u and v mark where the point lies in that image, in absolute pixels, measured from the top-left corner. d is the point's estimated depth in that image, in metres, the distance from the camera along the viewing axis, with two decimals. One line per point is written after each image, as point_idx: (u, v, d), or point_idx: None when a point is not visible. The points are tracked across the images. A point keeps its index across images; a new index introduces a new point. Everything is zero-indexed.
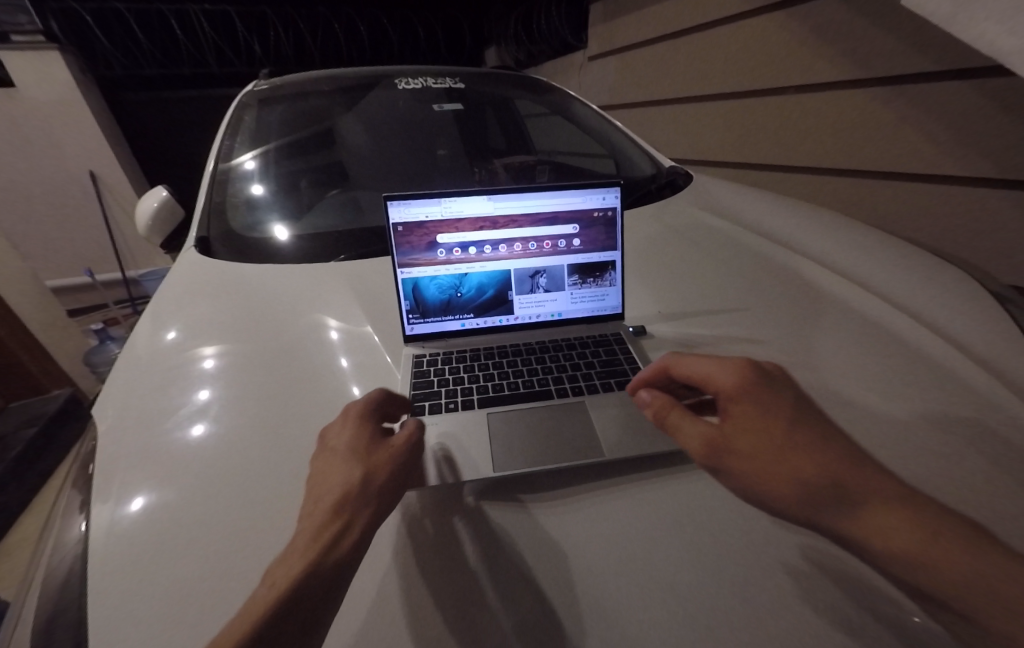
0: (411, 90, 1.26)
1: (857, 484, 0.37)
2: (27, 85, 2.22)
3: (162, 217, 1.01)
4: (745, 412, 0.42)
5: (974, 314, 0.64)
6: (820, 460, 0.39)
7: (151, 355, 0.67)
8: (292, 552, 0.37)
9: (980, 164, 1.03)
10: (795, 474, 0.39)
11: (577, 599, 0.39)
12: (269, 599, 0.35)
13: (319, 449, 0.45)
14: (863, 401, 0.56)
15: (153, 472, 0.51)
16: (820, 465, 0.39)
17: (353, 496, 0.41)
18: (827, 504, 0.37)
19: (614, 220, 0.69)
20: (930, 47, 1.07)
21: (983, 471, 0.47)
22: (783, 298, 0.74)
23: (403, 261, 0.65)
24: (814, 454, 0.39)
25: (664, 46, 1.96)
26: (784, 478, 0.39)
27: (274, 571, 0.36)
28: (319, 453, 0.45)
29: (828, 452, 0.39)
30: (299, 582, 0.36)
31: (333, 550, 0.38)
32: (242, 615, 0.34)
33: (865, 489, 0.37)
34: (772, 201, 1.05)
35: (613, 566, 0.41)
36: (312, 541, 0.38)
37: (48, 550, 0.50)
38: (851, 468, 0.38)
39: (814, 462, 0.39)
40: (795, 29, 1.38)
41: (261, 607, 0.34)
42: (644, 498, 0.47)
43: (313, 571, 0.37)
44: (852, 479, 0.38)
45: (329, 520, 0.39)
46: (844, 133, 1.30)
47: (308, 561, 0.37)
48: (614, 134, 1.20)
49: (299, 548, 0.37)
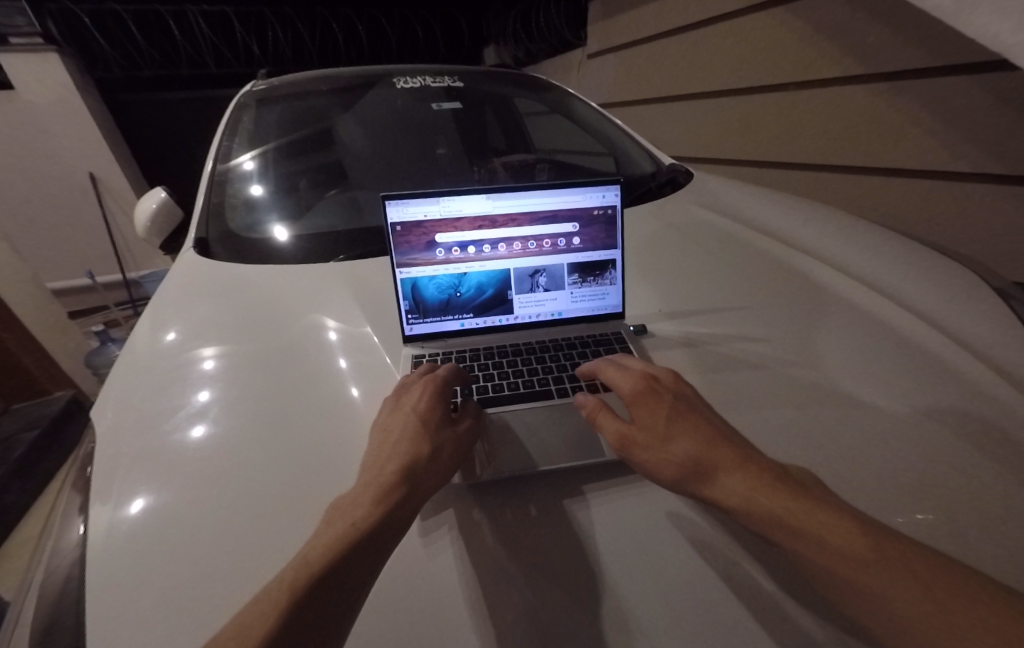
0: (409, 89, 1.26)
1: (723, 458, 0.42)
2: (26, 87, 2.22)
3: (161, 218, 1.01)
4: (641, 404, 0.48)
5: (975, 310, 0.64)
6: (690, 438, 0.44)
7: (151, 357, 0.67)
8: (371, 496, 0.41)
9: (980, 158, 1.03)
10: (668, 451, 0.44)
11: (568, 601, 0.40)
12: (351, 532, 0.38)
13: (394, 411, 0.50)
14: (867, 399, 0.55)
15: (153, 474, 0.50)
16: (690, 442, 0.43)
17: (425, 458, 0.45)
18: (698, 476, 0.42)
19: (614, 218, 0.69)
20: (932, 41, 1.06)
21: (990, 471, 0.46)
22: (784, 295, 0.73)
23: (401, 260, 0.65)
24: (704, 437, 0.44)
25: (663, 44, 1.96)
26: (661, 457, 0.44)
27: (354, 509, 0.40)
28: (395, 415, 0.49)
29: (699, 430, 0.44)
30: (376, 522, 0.39)
31: (404, 502, 0.42)
32: (326, 542, 0.37)
33: (730, 462, 0.41)
34: (773, 198, 1.04)
35: (605, 569, 0.42)
36: (389, 490, 0.42)
37: (47, 554, 0.49)
38: (717, 445, 0.43)
39: (685, 440, 0.44)
40: (795, 24, 1.37)
41: (343, 540, 0.38)
42: (638, 503, 0.47)
43: (387, 516, 0.40)
44: (718, 453, 0.42)
45: (404, 473, 0.43)
46: (845, 129, 1.29)
47: (384, 506, 0.41)
48: (613, 132, 1.20)
49: (377, 492, 0.41)
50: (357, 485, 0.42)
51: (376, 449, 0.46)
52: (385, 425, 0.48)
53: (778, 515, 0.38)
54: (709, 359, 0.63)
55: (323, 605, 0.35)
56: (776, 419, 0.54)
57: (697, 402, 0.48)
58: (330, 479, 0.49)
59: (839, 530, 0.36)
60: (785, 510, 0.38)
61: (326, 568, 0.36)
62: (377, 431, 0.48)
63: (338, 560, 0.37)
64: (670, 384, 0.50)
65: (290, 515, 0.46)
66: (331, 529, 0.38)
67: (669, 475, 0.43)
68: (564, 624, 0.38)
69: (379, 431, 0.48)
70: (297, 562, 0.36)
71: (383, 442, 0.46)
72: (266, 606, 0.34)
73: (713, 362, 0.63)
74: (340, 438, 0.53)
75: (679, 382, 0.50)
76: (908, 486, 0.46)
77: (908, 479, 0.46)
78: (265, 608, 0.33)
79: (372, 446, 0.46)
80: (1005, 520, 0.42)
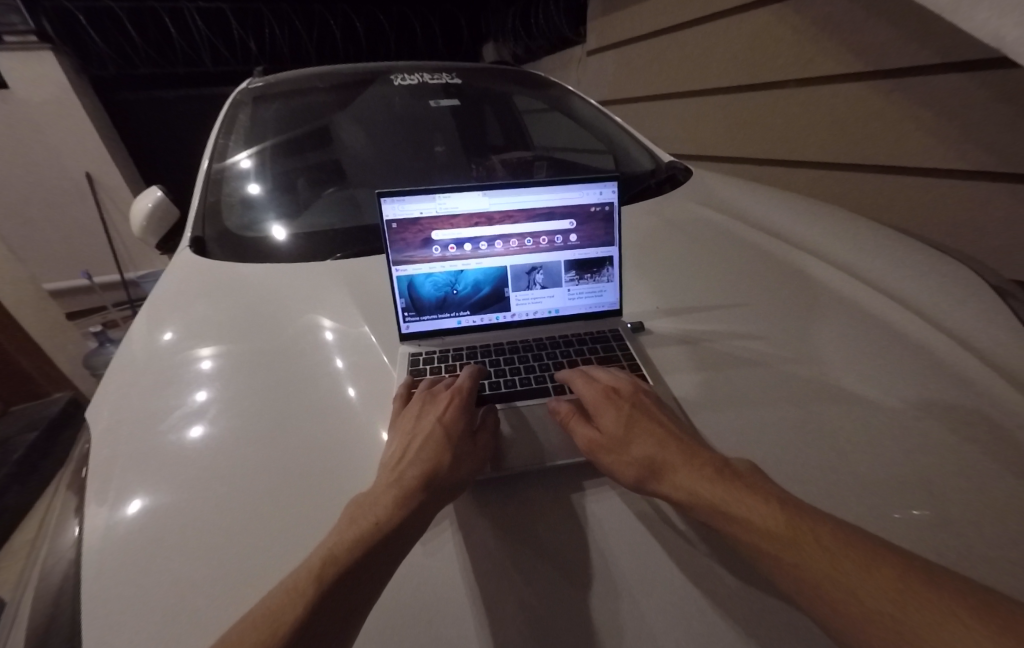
0: (407, 86, 1.25)
1: (674, 456, 0.43)
2: (22, 86, 2.21)
3: (157, 217, 1.00)
4: (605, 408, 0.50)
5: (974, 306, 0.64)
6: (646, 439, 0.45)
7: (148, 357, 0.66)
8: (393, 497, 0.42)
9: (979, 154, 1.03)
10: (627, 452, 0.45)
11: (559, 600, 0.39)
12: (374, 530, 0.39)
13: (419, 414, 0.50)
14: (865, 396, 0.55)
15: (150, 474, 0.50)
16: (647, 443, 0.45)
17: (446, 464, 0.46)
18: (654, 475, 0.43)
19: (612, 215, 0.69)
20: (931, 37, 1.05)
21: (990, 468, 0.46)
22: (783, 292, 0.73)
23: (398, 258, 0.65)
24: (659, 438, 0.45)
25: (662, 40, 1.95)
26: (621, 458, 0.45)
27: (376, 508, 0.41)
28: (420, 417, 0.50)
29: (655, 431, 0.46)
30: (398, 523, 0.40)
31: (423, 506, 0.42)
32: (350, 539, 0.38)
33: (683, 459, 0.43)
34: (772, 194, 1.04)
35: (598, 568, 0.41)
36: (411, 493, 0.43)
37: (43, 555, 0.49)
38: (671, 444, 0.45)
39: (642, 442, 0.45)
40: (794, 20, 1.37)
41: (366, 538, 0.39)
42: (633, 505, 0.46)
43: (407, 518, 0.41)
44: (672, 452, 0.44)
45: (426, 478, 0.44)
46: (843, 125, 1.29)
47: (405, 508, 0.41)
48: (612, 129, 1.19)
49: (399, 494, 0.42)
50: (379, 485, 0.43)
51: (400, 450, 0.47)
52: (409, 427, 0.49)
53: (713, 503, 0.39)
54: (708, 355, 0.63)
55: (343, 600, 0.36)
56: (775, 416, 0.54)
57: (654, 406, 0.50)
58: (328, 481, 0.48)
59: (762, 511, 0.37)
60: (715, 498, 0.39)
61: (349, 562, 0.37)
62: (401, 431, 0.49)
63: (361, 556, 0.38)
64: (629, 390, 0.52)
65: (287, 517, 0.45)
66: (355, 526, 0.39)
67: (629, 475, 0.44)
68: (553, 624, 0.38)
69: (403, 433, 0.48)
70: (324, 554, 0.37)
71: (407, 443, 0.47)
72: (293, 596, 0.35)
73: (712, 359, 0.62)
74: (339, 438, 0.53)
75: (638, 389, 0.52)
76: (906, 483, 0.46)
77: (906, 477, 0.46)
78: (292, 597, 0.35)
79: (395, 447, 0.47)
80: (1002, 517, 0.42)
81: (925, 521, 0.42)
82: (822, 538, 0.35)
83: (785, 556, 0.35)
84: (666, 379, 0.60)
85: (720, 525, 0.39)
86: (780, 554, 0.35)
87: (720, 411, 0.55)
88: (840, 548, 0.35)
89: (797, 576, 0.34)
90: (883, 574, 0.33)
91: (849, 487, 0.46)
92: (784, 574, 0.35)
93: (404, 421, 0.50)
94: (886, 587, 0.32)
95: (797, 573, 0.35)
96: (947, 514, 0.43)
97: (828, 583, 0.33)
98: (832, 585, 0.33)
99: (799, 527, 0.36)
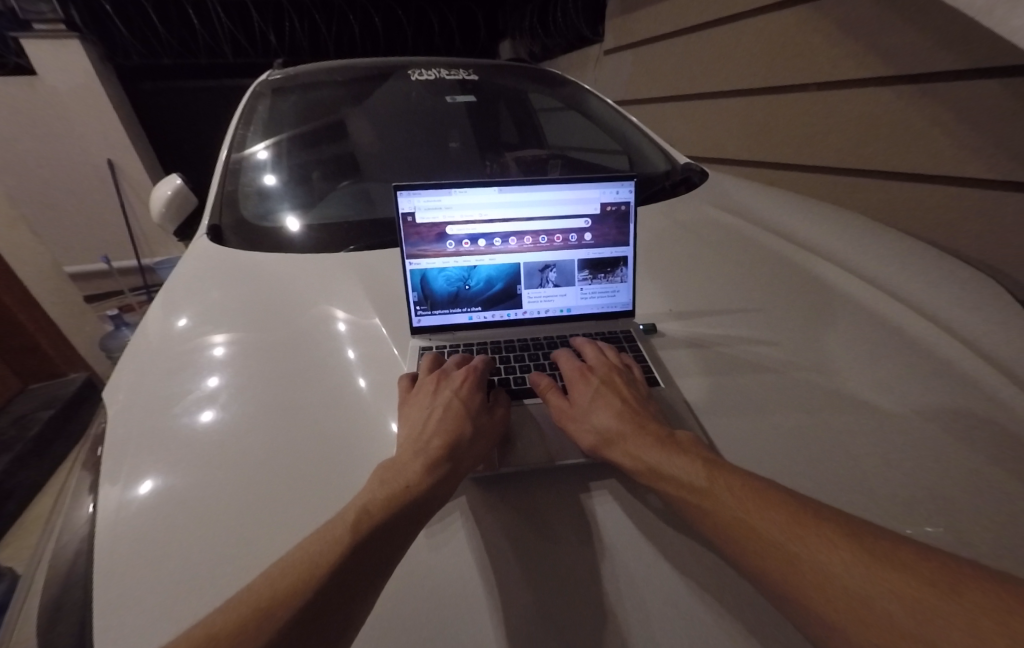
0: (424, 81, 1.25)
1: (627, 428, 0.47)
2: (49, 73, 2.27)
3: (176, 204, 1.02)
4: (578, 384, 0.54)
5: (990, 317, 0.62)
6: (607, 412, 0.49)
7: (161, 342, 0.67)
8: (420, 464, 0.44)
9: (1002, 160, 1.00)
10: (588, 422, 0.49)
11: (565, 596, 0.39)
12: (404, 492, 0.41)
13: (436, 390, 0.52)
14: (877, 404, 0.54)
15: (161, 457, 0.51)
16: (606, 415, 0.48)
17: (468, 436, 0.47)
18: (608, 442, 0.46)
19: (627, 215, 0.68)
20: (958, 42, 1.03)
21: (1016, 489, 0.44)
22: (798, 298, 0.72)
23: (412, 252, 0.65)
24: (618, 413, 0.48)
25: (682, 42, 1.93)
26: (581, 427, 0.49)
27: (406, 472, 0.43)
28: (436, 393, 0.52)
29: (617, 406, 0.49)
30: (426, 487, 0.42)
31: (449, 472, 0.44)
32: (382, 499, 0.40)
33: (636, 430, 0.46)
34: (789, 198, 1.02)
35: (602, 571, 0.40)
36: (437, 460, 0.44)
37: (58, 527, 0.51)
38: (629, 416, 0.48)
39: (602, 413, 0.49)
40: (818, 23, 1.34)
41: (397, 498, 0.40)
42: (635, 500, 0.46)
43: (435, 483, 0.43)
44: (625, 423, 0.47)
45: (450, 447, 0.46)
46: (866, 130, 1.26)
47: (432, 473, 0.43)
48: (629, 129, 1.18)
49: (427, 461, 0.44)
50: (406, 453, 0.45)
51: (420, 421, 0.48)
52: (427, 401, 0.51)
53: (652, 466, 0.43)
54: (719, 360, 0.62)
55: (373, 553, 0.37)
56: (786, 423, 0.53)
57: (623, 383, 0.53)
58: (338, 470, 0.49)
59: (688, 468, 0.41)
60: (657, 460, 0.43)
61: (382, 520, 0.39)
62: (418, 407, 0.50)
63: (392, 513, 0.39)
64: (603, 369, 0.55)
65: (295, 503, 0.46)
66: (386, 487, 0.41)
67: (585, 441, 0.48)
68: (560, 625, 0.37)
69: (420, 407, 0.50)
70: (358, 509, 0.39)
71: (427, 415, 0.49)
72: (330, 543, 0.36)
73: (723, 363, 0.62)
74: (351, 430, 0.53)
75: (611, 370, 0.55)
76: (922, 491, 0.45)
77: (915, 487, 0.45)
78: (330, 545, 0.36)
79: (415, 419, 0.48)
80: (1013, 529, 0.41)
81: (939, 538, 0.41)
82: (778, 511, 0.36)
83: (706, 510, 0.38)
84: (677, 382, 0.59)
85: (659, 487, 0.42)
86: (700, 504, 0.39)
87: (732, 416, 0.54)
88: (783, 517, 0.35)
89: (717, 526, 0.37)
90: (819, 542, 0.33)
91: (860, 495, 0.45)
92: (718, 530, 0.37)
93: (418, 398, 0.52)
94: (784, 527, 0.35)
95: (716, 521, 0.37)
96: (962, 526, 0.42)
97: (739, 529, 0.36)
98: (742, 529, 0.36)
99: (717, 479, 0.39)
